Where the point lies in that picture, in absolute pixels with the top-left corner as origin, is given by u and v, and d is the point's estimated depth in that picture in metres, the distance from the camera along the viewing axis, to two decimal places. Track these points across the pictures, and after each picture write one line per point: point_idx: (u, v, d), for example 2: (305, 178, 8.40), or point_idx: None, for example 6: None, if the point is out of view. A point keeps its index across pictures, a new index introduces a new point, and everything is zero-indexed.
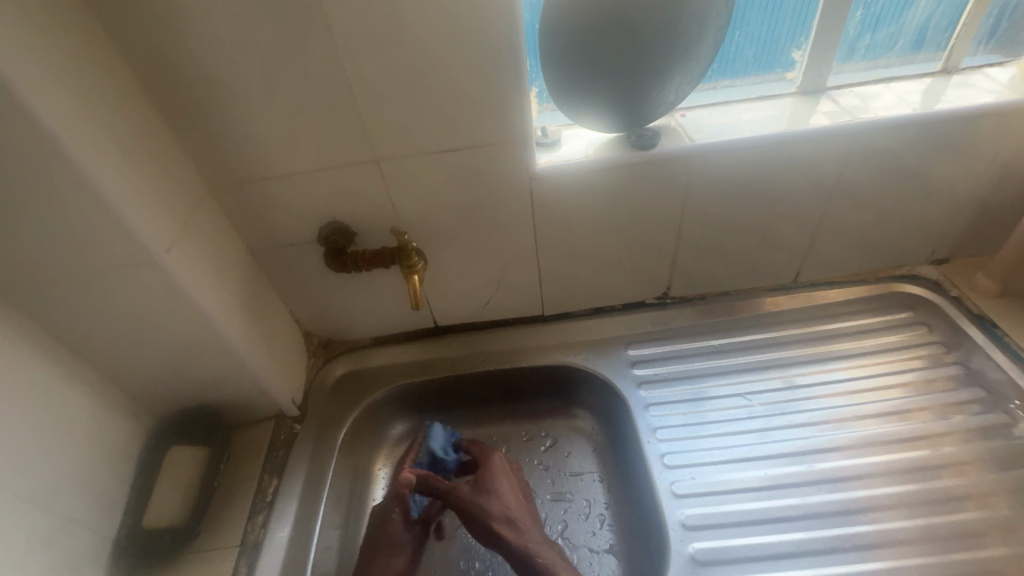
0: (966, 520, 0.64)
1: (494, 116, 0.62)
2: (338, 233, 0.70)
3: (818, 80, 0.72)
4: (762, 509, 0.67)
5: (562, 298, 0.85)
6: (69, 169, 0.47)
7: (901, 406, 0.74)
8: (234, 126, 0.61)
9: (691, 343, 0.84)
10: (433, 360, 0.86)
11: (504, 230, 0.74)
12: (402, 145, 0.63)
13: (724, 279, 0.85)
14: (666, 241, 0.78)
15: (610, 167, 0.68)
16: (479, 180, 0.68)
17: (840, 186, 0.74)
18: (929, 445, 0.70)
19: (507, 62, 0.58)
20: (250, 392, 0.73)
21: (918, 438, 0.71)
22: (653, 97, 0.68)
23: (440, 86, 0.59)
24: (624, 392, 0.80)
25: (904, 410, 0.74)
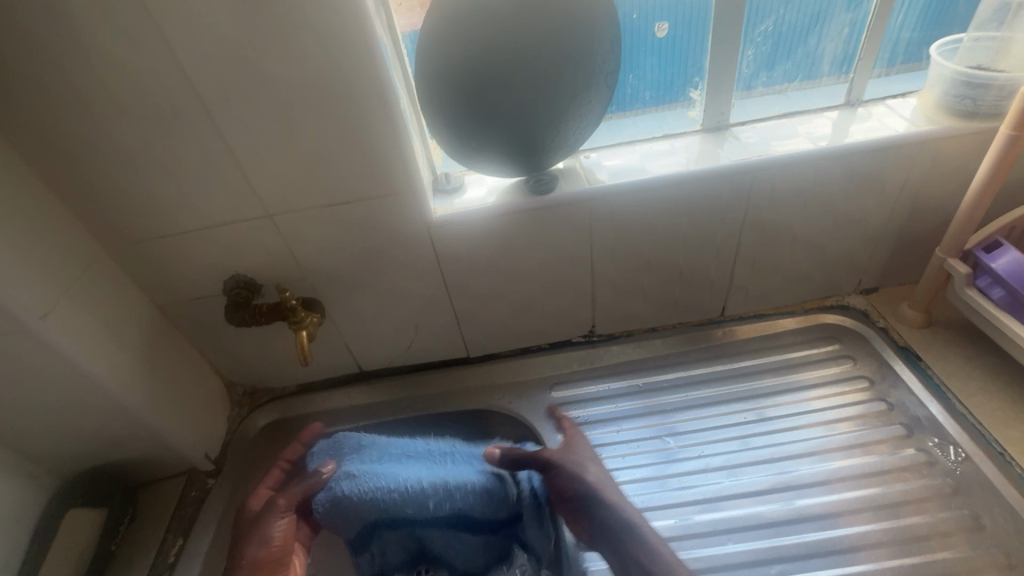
0: (903, 564, 0.59)
1: (376, 172, 0.64)
2: (241, 286, 0.70)
3: (719, 117, 0.72)
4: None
5: (485, 340, 0.84)
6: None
7: (831, 445, 0.69)
8: (123, 189, 0.62)
9: (614, 382, 0.82)
10: (356, 407, 0.85)
11: (411, 275, 0.74)
12: (293, 202, 0.65)
13: (648, 315, 0.84)
14: (581, 280, 0.78)
15: (508, 213, 0.69)
16: (376, 229, 0.68)
17: (750, 222, 0.73)
18: (857, 484, 0.66)
19: (381, 121, 0.60)
20: (159, 449, 0.73)
21: (849, 477, 0.66)
22: (549, 140, 0.66)
23: (321, 146, 0.61)
24: (543, 436, 0.77)
25: (835, 448, 0.69)
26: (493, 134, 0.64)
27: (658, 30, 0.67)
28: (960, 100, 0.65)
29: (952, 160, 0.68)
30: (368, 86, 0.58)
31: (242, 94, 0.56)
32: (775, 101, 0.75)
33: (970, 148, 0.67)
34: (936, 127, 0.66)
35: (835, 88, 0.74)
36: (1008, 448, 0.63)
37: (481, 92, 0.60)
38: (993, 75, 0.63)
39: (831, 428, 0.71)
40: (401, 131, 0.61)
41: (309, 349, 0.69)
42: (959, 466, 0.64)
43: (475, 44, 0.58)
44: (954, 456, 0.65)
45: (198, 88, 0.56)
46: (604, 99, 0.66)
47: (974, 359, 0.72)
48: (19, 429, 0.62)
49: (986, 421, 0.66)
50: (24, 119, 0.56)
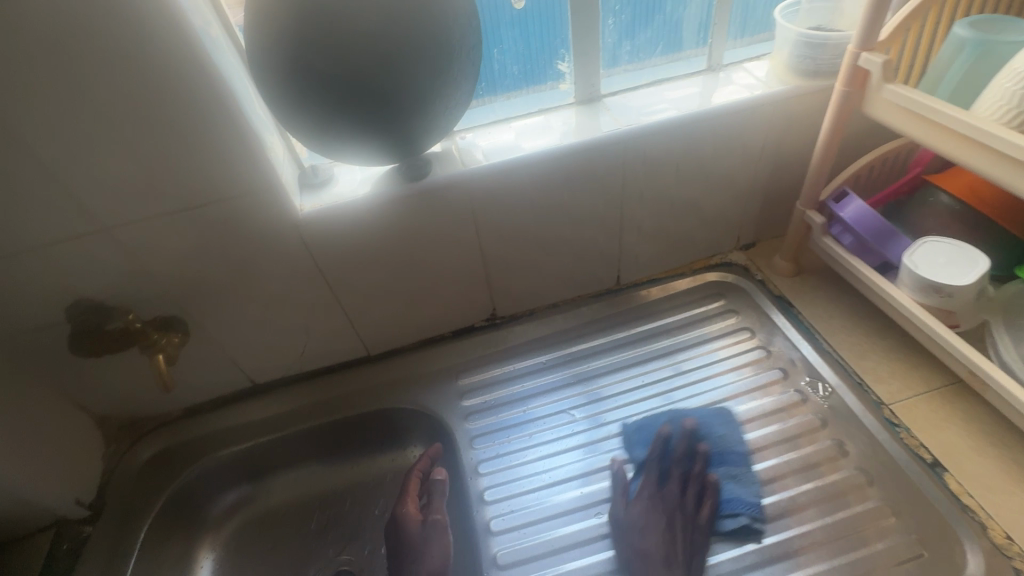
0: (785, 498, 0.64)
1: (225, 171, 0.58)
2: (87, 312, 0.63)
3: (589, 89, 0.72)
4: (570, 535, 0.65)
5: (384, 336, 0.81)
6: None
7: (720, 397, 0.73)
8: None
9: (521, 362, 0.82)
10: (252, 423, 0.79)
11: (288, 277, 0.69)
12: (131, 211, 0.57)
13: (546, 291, 0.84)
14: (473, 264, 0.76)
15: (383, 202, 0.65)
16: (238, 233, 0.63)
17: (629, 191, 0.74)
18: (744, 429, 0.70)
19: (218, 112, 0.54)
20: (14, 506, 0.64)
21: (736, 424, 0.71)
22: (417, 123, 0.63)
23: (153, 147, 0.54)
24: (452, 427, 0.76)
25: (724, 398, 0.73)
26: (352, 122, 0.60)
27: (516, 2, 0.65)
28: (802, 60, 0.69)
29: (803, 117, 0.72)
30: (195, 75, 0.51)
31: (38, 92, 0.48)
32: (643, 70, 0.75)
33: (817, 105, 0.71)
34: (786, 87, 0.70)
35: (697, 54, 0.76)
36: (865, 378, 0.69)
37: (327, 76, 0.55)
38: (827, 35, 0.66)
39: (720, 380, 0.75)
40: (244, 123, 0.56)
41: (168, 374, 0.65)
42: (827, 400, 0.70)
43: (313, 24, 0.53)
44: (822, 392, 0.71)
45: None
46: (469, 78, 0.64)
47: (837, 300, 0.78)
48: None
49: (848, 355, 0.72)
50: None
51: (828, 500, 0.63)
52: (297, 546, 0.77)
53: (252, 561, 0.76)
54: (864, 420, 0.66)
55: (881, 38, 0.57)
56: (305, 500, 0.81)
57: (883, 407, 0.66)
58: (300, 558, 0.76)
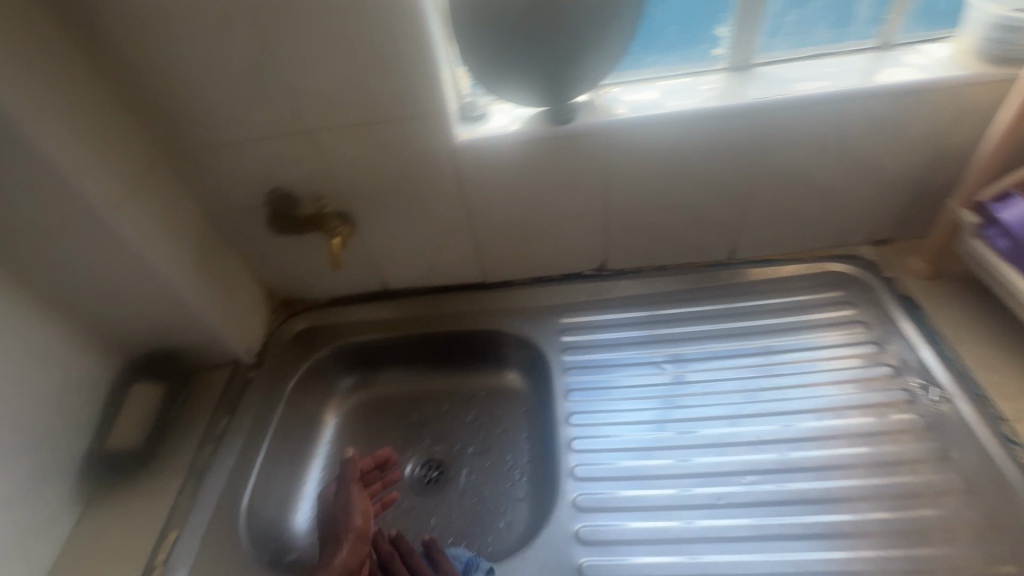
0: (872, 485, 0.65)
1: (405, 93, 0.67)
2: (280, 199, 0.77)
3: (747, 56, 0.72)
4: (642, 469, 0.70)
5: (502, 267, 0.89)
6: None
7: (814, 381, 0.75)
8: (176, 99, 0.67)
9: (620, 314, 0.87)
10: (381, 320, 0.93)
11: (435, 198, 0.78)
12: (328, 119, 0.69)
13: (657, 252, 0.87)
14: (595, 214, 0.81)
15: (529, 140, 0.72)
16: (405, 151, 0.72)
17: (765, 162, 0.75)
18: (835, 414, 0.71)
19: (411, 40, 0.62)
20: (207, 340, 0.82)
21: (829, 409, 0.72)
22: (572, 77, 0.69)
23: (356, 66, 0.64)
24: (549, 355, 0.84)
25: (821, 383, 0.75)
26: (515, 66, 0.67)
27: None
28: (995, 44, 0.65)
29: (976, 109, 0.68)
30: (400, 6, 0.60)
31: (283, 8, 0.59)
32: (804, 41, 0.73)
33: (997, 95, 0.67)
34: (966, 73, 0.66)
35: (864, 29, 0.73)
36: (987, 392, 0.66)
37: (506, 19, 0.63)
38: None
39: (818, 367, 0.76)
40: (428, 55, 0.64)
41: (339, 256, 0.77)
42: (935, 405, 0.68)
43: None
44: (933, 396, 0.69)
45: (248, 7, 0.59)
46: (628, 31, 0.67)
47: (973, 310, 0.74)
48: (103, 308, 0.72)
49: (972, 367, 0.69)
50: (99, 31, 0.61)
51: (912, 495, 0.63)
52: (398, 430, 0.91)
53: (363, 433, 0.91)
54: (976, 432, 0.64)
55: None
56: (411, 397, 0.94)
57: (1001, 422, 0.64)
58: (400, 440, 0.90)
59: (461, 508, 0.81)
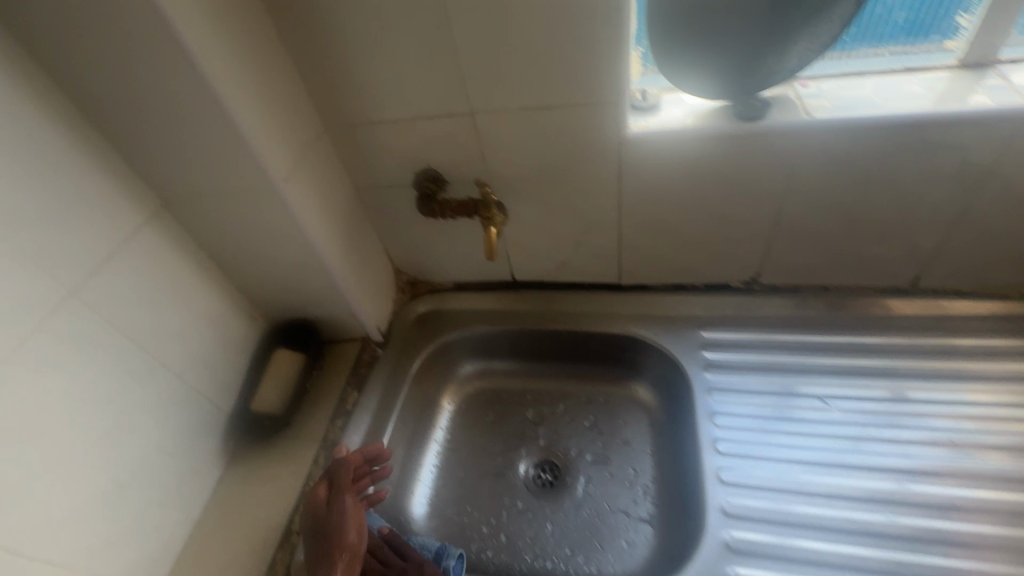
0: None
1: (585, 78, 0.61)
2: (429, 180, 0.75)
3: (988, 51, 0.61)
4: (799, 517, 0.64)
5: (641, 270, 0.83)
6: (204, 89, 0.54)
7: (1006, 442, 0.65)
8: (347, 72, 0.66)
9: (770, 335, 0.79)
10: (506, 311, 0.90)
11: (588, 192, 0.73)
12: (496, 101, 0.65)
13: (824, 271, 0.77)
14: (763, 223, 0.73)
15: (709, 137, 0.65)
16: (569, 140, 0.67)
17: (990, 181, 0.63)
18: None
19: (604, 20, 0.57)
20: (343, 314, 0.82)
21: None
22: (768, 65, 0.62)
23: (538, 46, 0.59)
24: (689, 373, 0.78)
25: None
26: (708, 52, 0.61)
27: None
28: None
29: None
30: None
31: None
32: None
33: None
34: None
35: None
36: None
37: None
38: None
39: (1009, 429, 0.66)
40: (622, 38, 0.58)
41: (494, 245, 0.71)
42: None
43: None
44: None
45: None
46: (846, 16, 0.59)
47: None
48: (257, 273, 0.74)
49: None
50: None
51: None
52: (512, 426, 0.88)
53: (476, 424, 0.89)
54: None
55: None
56: (527, 393, 0.91)
57: None
58: (514, 435, 0.87)
59: (578, 518, 0.77)
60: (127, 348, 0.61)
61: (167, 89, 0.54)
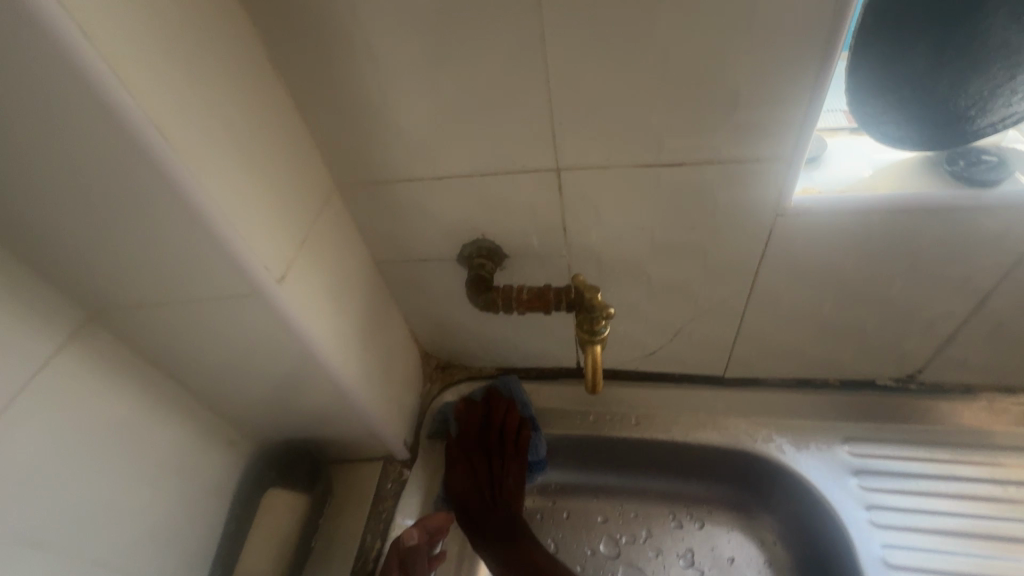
0: None
1: (746, 125, 0.40)
2: (485, 258, 0.53)
3: None
4: None
5: (758, 362, 0.63)
6: (141, 158, 0.31)
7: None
8: (374, 111, 0.44)
9: (939, 456, 0.59)
10: (572, 411, 0.68)
11: (710, 273, 0.52)
12: (599, 156, 0.44)
13: (1015, 372, 0.58)
14: (952, 316, 0.53)
15: (914, 210, 0.44)
16: (700, 209, 0.46)
17: None
18: None
19: (801, 39, 0.35)
20: (359, 431, 0.60)
21: None
22: (1011, 104, 0.41)
23: (680, 76, 0.38)
24: (841, 516, 0.57)
25: None
26: (922, 89, 0.41)
27: None
28: None
29: None
30: None
31: None
32: None
33: None
34: None
35: None
36: None
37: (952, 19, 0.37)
38: None
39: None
40: (828, 64, 0.36)
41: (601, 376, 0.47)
42: None
43: None
44: None
45: None
46: None
47: None
48: (240, 392, 0.52)
49: None
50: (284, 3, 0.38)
51: None
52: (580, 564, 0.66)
53: None
54: None
55: None
56: (596, 513, 0.69)
57: None
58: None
59: None
60: (26, 559, 0.39)
61: (75, 158, 0.31)
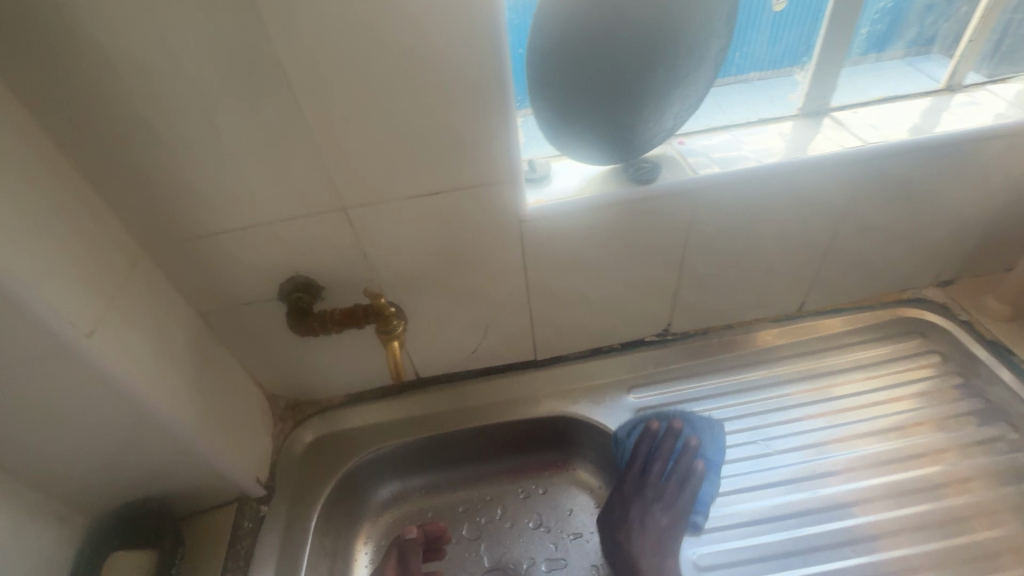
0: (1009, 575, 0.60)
1: (473, 158, 0.54)
2: (301, 290, 0.61)
3: (821, 102, 0.68)
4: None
5: (557, 342, 0.78)
6: None
7: (912, 448, 0.70)
8: (169, 179, 0.51)
9: (696, 383, 0.78)
10: (416, 419, 0.77)
11: (491, 274, 0.66)
12: (374, 193, 0.55)
13: (728, 312, 0.79)
14: (669, 277, 0.72)
15: (609, 204, 0.62)
16: (464, 223, 0.60)
17: (847, 213, 0.69)
18: (954, 490, 0.66)
19: (487, 98, 0.50)
20: (206, 476, 0.63)
21: (942, 483, 0.67)
22: (648, 127, 0.61)
23: (414, 128, 0.51)
24: (629, 444, 0.73)
25: (923, 452, 0.70)
26: (589, 123, 0.59)
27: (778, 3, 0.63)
28: None
29: None
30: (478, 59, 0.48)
31: (329, 64, 0.46)
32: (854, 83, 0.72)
33: None
34: None
35: (914, 71, 0.72)
36: None
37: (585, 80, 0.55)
38: None
39: (911, 435, 0.71)
40: (509, 110, 0.52)
41: (403, 361, 0.60)
42: None
43: (599, 29, 0.53)
44: None
45: (283, 62, 0.45)
46: (710, 77, 0.60)
47: None
48: (64, 461, 0.53)
49: None
50: (65, 98, 0.45)
51: None
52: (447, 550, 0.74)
53: None
54: None
55: None
56: (455, 503, 0.78)
57: None
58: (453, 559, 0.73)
59: None
60: None
61: None
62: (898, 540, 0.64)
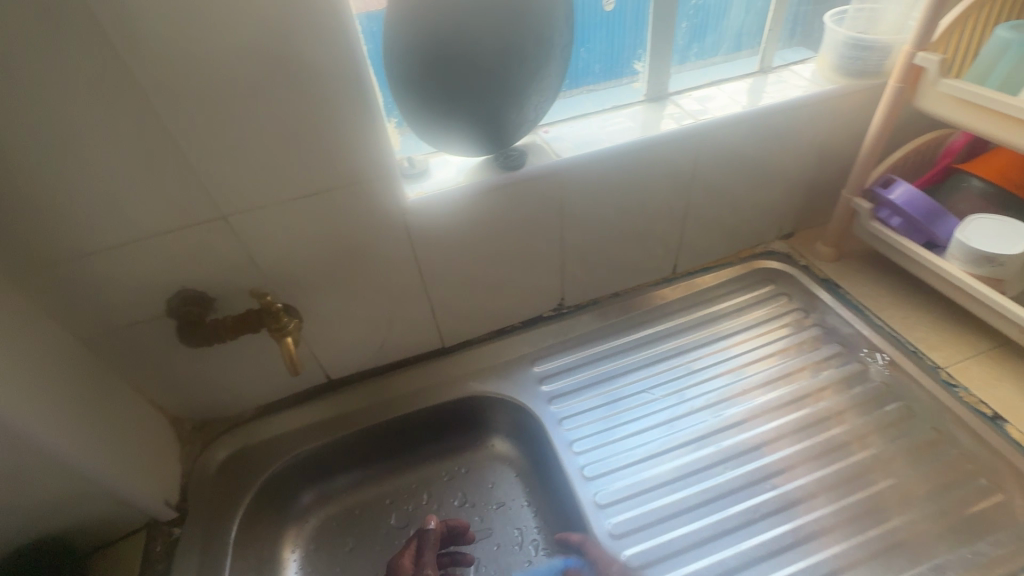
0: (851, 465, 0.72)
1: (347, 156, 0.58)
2: (189, 303, 0.61)
3: (661, 86, 0.78)
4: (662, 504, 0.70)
5: (460, 327, 0.82)
6: None
7: (774, 372, 0.81)
8: (29, 201, 0.50)
9: (591, 348, 0.86)
10: (331, 419, 0.78)
11: (384, 266, 0.69)
12: (252, 198, 0.57)
13: (612, 280, 0.88)
14: (552, 254, 0.79)
15: (484, 190, 0.67)
16: (349, 220, 0.63)
17: (694, 181, 0.79)
18: (810, 401, 0.78)
19: (350, 99, 0.54)
20: (109, 505, 0.61)
21: (799, 397, 0.79)
22: (513, 119, 0.67)
23: (283, 132, 0.54)
24: (535, 410, 0.79)
25: (783, 375, 0.81)
26: (457, 118, 0.64)
27: (607, 4, 0.72)
28: (851, 60, 0.78)
29: (850, 112, 0.81)
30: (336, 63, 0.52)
31: (187, 75, 0.48)
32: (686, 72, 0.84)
33: (863, 103, 0.80)
34: (836, 85, 0.78)
35: (734, 57, 0.85)
36: (919, 346, 0.79)
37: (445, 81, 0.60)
38: (875, 39, 0.76)
39: (772, 363, 0.83)
40: (374, 109, 0.56)
41: (298, 357, 0.63)
42: (884, 367, 0.79)
43: (451, 33, 0.57)
44: (880, 360, 0.80)
45: (137, 75, 0.47)
46: (561, 70, 0.67)
47: (875, 283, 0.87)
48: None
49: (898, 328, 0.81)
50: None
51: (885, 464, 0.71)
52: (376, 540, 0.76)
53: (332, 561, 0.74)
54: (925, 384, 0.76)
55: (933, 39, 0.68)
56: (381, 496, 0.80)
57: (940, 370, 0.76)
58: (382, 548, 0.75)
59: None
60: None
61: None
62: (765, 451, 0.74)
